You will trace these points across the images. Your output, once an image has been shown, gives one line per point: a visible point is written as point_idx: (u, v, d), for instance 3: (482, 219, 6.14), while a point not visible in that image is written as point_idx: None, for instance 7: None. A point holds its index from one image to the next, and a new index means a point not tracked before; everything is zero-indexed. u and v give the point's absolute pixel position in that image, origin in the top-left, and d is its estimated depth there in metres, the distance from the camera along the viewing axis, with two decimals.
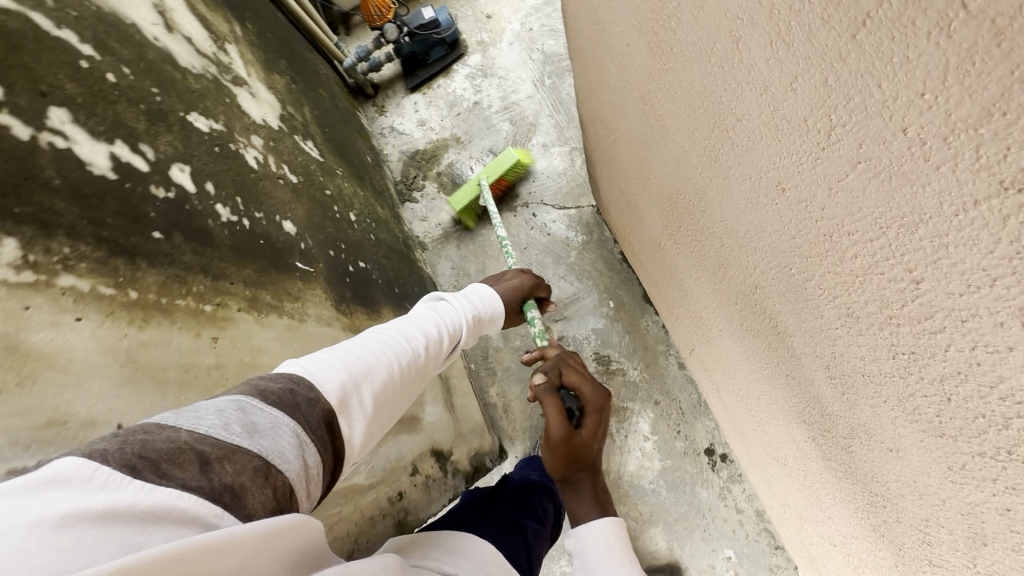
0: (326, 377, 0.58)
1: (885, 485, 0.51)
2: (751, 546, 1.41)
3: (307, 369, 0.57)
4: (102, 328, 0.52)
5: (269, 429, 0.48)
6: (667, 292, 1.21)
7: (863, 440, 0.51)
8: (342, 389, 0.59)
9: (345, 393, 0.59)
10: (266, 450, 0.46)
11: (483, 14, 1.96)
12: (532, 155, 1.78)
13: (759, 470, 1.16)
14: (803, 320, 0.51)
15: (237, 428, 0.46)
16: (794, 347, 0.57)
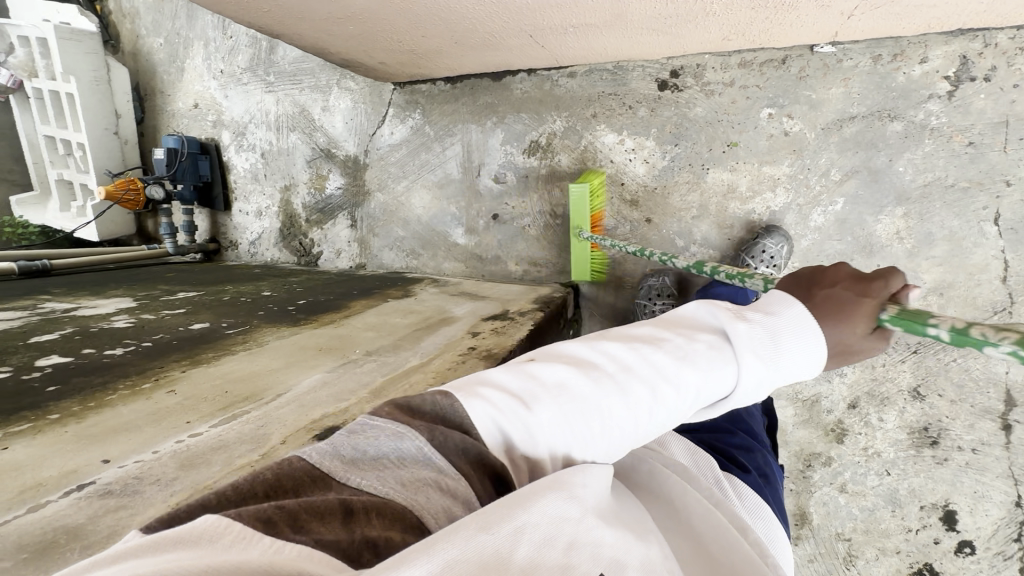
0: (535, 435, 0.50)
1: None
2: (771, 86, 1.32)
3: (517, 436, 0.50)
4: (35, 438, 0.55)
5: (413, 461, 0.45)
6: (463, 33, 1.15)
7: None
8: (540, 377, 0.54)
9: (516, 389, 0.53)
10: (424, 503, 0.42)
11: (188, 105, 1.93)
12: (327, 123, 1.75)
13: (674, 25, 1.07)
14: None
15: (394, 481, 0.43)
16: None
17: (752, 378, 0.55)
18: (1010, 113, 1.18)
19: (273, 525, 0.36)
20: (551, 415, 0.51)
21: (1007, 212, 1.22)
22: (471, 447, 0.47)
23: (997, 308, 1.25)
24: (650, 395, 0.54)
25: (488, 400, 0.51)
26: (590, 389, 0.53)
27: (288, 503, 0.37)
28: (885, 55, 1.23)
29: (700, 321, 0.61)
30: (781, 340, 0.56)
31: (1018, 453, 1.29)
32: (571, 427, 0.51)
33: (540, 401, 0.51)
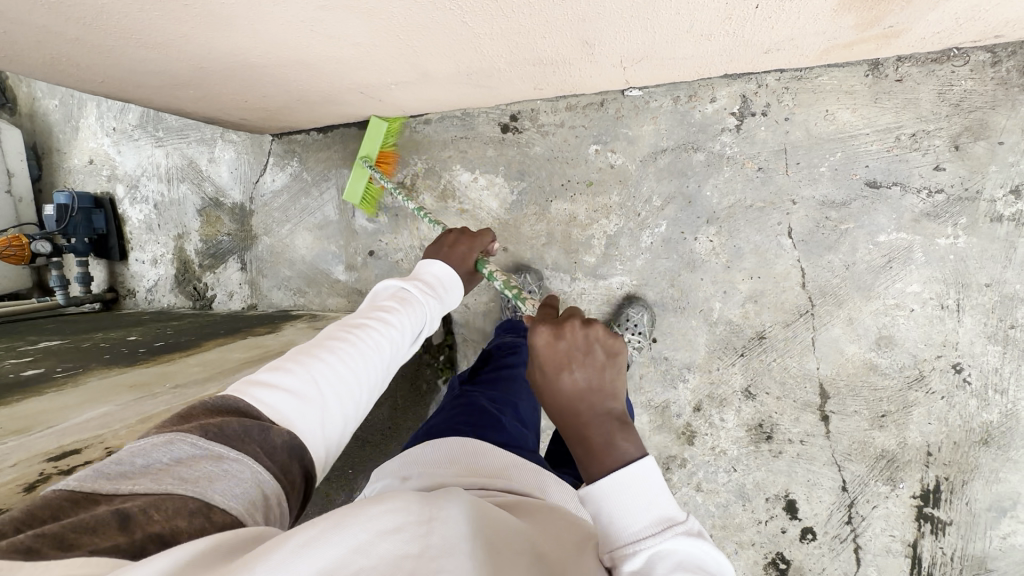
0: (319, 417, 0.65)
1: None
2: (594, 126, 1.48)
3: (302, 424, 0.63)
4: None
5: (202, 465, 0.49)
6: (301, 91, 1.27)
7: None
8: (292, 370, 0.68)
9: (294, 384, 0.66)
10: (206, 490, 0.47)
11: (83, 161, 2.01)
12: (214, 173, 1.85)
13: (479, 79, 1.22)
14: None
15: (170, 480, 0.47)
16: None
17: (451, 309, 1.01)
18: (787, 142, 1.36)
19: (39, 550, 0.37)
20: (326, 388, 0.68)
21: (797, 226, 1.38)
22: (250, 429, 0.55)
23: (801, 310, 1.41)
24: (389, 345, 0.80)
25: (269, 394, 0.63)
26: (350, 365, 0.73)
27: (49, 528, 0.39)
28: (682, 96, 1.41)
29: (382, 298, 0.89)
30: (457, 287, 1.03)
31: (837, 441, 1.43)
32: (339, 396, 0.70)
33: (298, 379, 0.67)
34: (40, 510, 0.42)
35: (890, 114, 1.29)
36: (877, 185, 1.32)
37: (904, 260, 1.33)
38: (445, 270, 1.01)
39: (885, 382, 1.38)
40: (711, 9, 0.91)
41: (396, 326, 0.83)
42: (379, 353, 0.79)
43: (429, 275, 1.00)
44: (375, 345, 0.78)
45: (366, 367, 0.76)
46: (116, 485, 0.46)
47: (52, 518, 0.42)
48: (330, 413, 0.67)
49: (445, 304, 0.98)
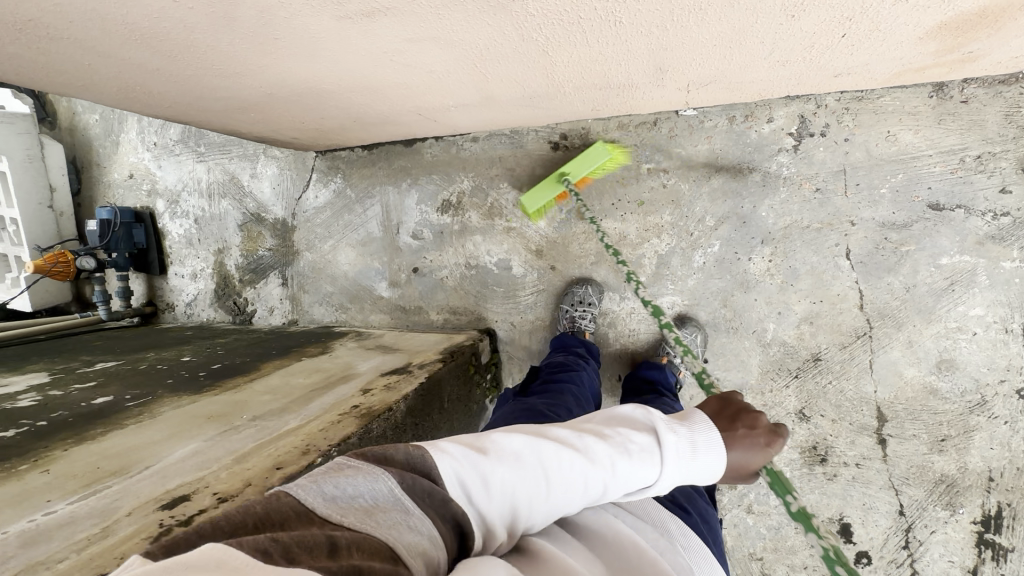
0: (491, 503, 0.58)
1: None
2: (646, 145, 1.47)
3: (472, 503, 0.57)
4: None
5: (393, 509, 0.50)
6: (360, 113, 1.26)
7: None
8: (498, 447, 0.62)
9: (481, 449, 0.61)
10: (393, 538, 0.48)
11: (124, 175, 2.01)
12: (256, 189, 1.85)
13: (540, 102, 1.22)
14: None
15: (363, 516, 0.48)
16: None
17: (673, 475, 0.67)
18: (846, 163, 1.35)
19: (271, 555, 0.39)
20: (509, 481, 0.59)
21: (855, 248, 1.37)
22: (437, 493, 0.55)
23: (859, 332, 1.39)
24: (608, 459, 0.64)
25: (455, 462, 0.58)
26: (544, 465, 0.62)
27: (282, 537, 0.41)
28: (738, 116, 1.40)
29: (639, 414, 0.72)
30: (697, 454, 0.67)
31: (895, 465, 1.41)
32: (523, 499, 0.60)
33: (494, 461, 0.60)
34: (270, 516, 0.46)
35: (955, 136, 1.27)
36: (939, 208, 1.30)
37: (967, 282, 1.31)
38: (706, 424, 0.70)
39: (945, 406, 1.36)
40: (796, 39, 0.90)
41: (613, 454, 0.65)
42: (592, 469, 0.63)
43: (699, 424, 0.70)
44: (592, 458, 0.64)
45: (569, 486, 0.62)
46: (327, 504, 0.49)
47: (280, 527, 0.45)
48: (518, 516, 0.60)
49: (669, 467, 0.66)
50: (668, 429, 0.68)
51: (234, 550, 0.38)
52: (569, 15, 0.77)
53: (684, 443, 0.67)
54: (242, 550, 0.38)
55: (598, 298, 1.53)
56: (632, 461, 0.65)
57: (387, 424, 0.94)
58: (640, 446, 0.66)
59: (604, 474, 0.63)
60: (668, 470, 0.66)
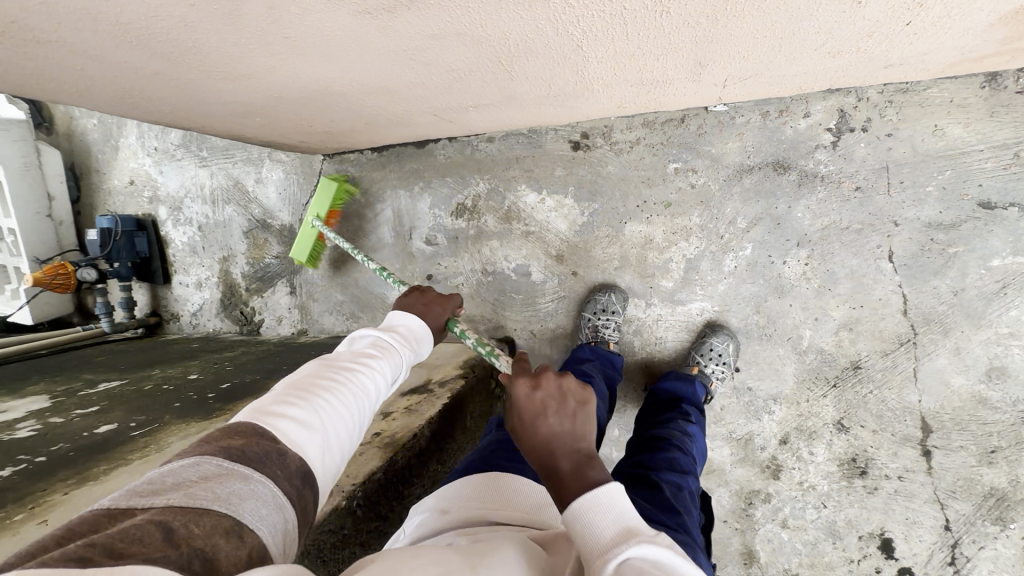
0: (334, 447, 0.60)
1: None
2: (673, 144, 1.39)
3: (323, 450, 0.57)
4: None
5: (238, 484, 0.47)
6: (371, 115, 1.19)
7: None
8: (309, 395, 0.61)
9: (302, 404, 0.60)
10: (243, 510, 0.45)
11: (125, 182, 1.95)
12: (261, 194, 1.78)
13: (566, 99, 1.14)
14: None
15: (199, 494, 0.44)
16: None
17: (422, 371, 0.83)
18: (889, 160, 1.27)
19: (92, 557, 0.34)
20: (342, 421, 0.62)
21: (899, 249, 1.29)
22: (270, 452, 0.52)
23: (902, 339, 1.32)
24: (390, 382, 0.73)
25: (290, 422, 0.56)
26: (359, 399, 0.66)
27: (97, 538, 0.36)
28: (772, 111, 1.32)
29: (364, 337, 0.80)
30: (422, 355, 0.86)
31: (940, 478, 1.34)
32: (355, 433, 0.64)
33: (315, 403, 0.61)
34: (76, 527, 0.38)
35: (1009, 129, 1.18)
36: (990, 206, 1.22)
37: (1020, 286, 1.23)
38: (417, 321, 0.88)
39: (996, 416, 1.28)
40: (857, 27, 0.82)
41: (372, 363, 0.73)
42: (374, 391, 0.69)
43: (386, 332, 0.82)
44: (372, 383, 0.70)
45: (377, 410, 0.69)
46: (144, 493, 0.42)
47: (89, 532, 0.38)
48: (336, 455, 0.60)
49: (423, 368, 0.82)
50: (401, 340, 0.82)
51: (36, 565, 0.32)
52: (614, 5, 0.69)
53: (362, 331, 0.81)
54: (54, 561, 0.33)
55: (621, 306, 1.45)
56: (407, 377, 0.76)
57: (409, 455, 0.88)
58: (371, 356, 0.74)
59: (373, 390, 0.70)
60: (424, 367, 0.82)
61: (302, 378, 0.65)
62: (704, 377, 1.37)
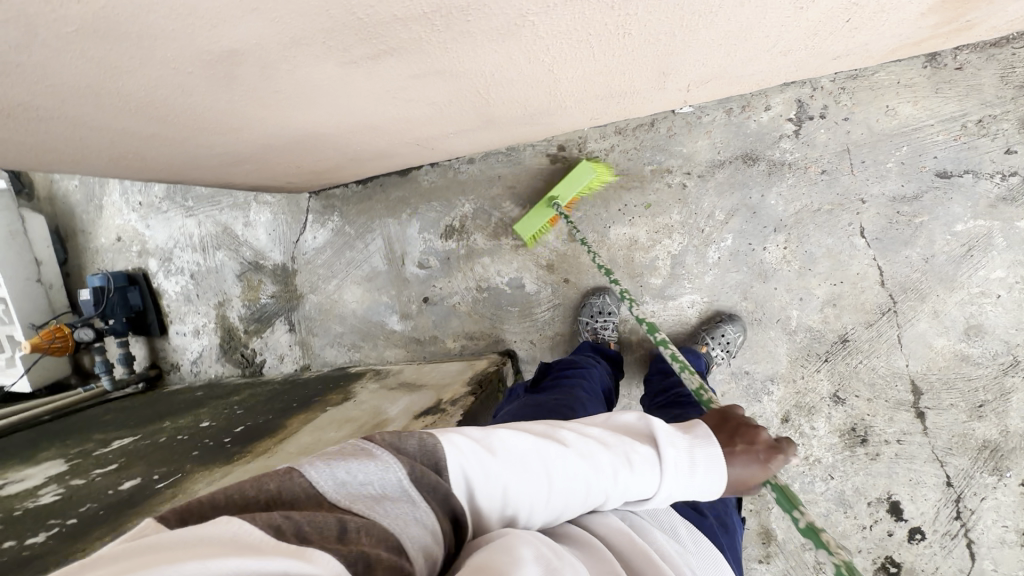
0: (489, 500, 0.55)
1: (348, 13, 0.57)
2: (646, 147, 1.46)
3: (472, 493, 0.54)
4: None
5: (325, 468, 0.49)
6: (356, 152, 1.23)
7: (293, 18, 0.56)
8: (507, 445, 0.57)
9: (488, 441, 0.57)
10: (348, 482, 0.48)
11: (112, 239, 1.96)
12: (251, 237, 1.81)
13: (541, 117, 1.19)
14: (187, 34, 0.55)
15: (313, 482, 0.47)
16: (239, 51, 0.61)
17: (672, 487, 0.62)
18: (849, 142, 1.34)
19: (284, 533, 0.39)
20: (519, 483, 0.56)
21: (869, 224, 1.36)
22: (437, 488, 0.51)
23: (883, 308, 1.39)
24: (612, 469, 0.59)
25: (463, 454, 0.54)
26: (560, 467, 0.58)
27: (294, 513, 0.41)
28: (735, 108, 1.39)
29: (637, 421, 0.66)
30: (693, 479, 0.62)
31: (936, 436, 1.40)
32: (529, 501, 0.57)
33: (510, 453, 0.57)
34: (283, 494, 0.45)
35: (953, 104, 1.27)
36: (947, 175, 1.30)
37: (984, 246, 1.31)
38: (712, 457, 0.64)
39: (979, 371, 1.35)
40: (802, 28, 0.89)
41: (600, 443, 0.61)
42: (581, 468, 0.59)
43: (699, 438, 0.65)
44: (588, 458, 0.59)
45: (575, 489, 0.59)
46: (337, 490, 0.47)
47: (291, 505, 0.44)
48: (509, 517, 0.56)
49: (666, 482, 0.61)
50: (668, 441, 0.63)
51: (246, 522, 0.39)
52: (579, 33, 0.74)
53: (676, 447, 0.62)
54: (259, 527, 0.39)
55: (616, 306, 1.50)
56: (633, 474, 0.60)
57: None
58: (614, 443, 0.62)
59: (584, 472, 0.59)
60: (666, 482, 0.61)
61: (524, 428, 0.62)
62: (710, 358, 1.40)
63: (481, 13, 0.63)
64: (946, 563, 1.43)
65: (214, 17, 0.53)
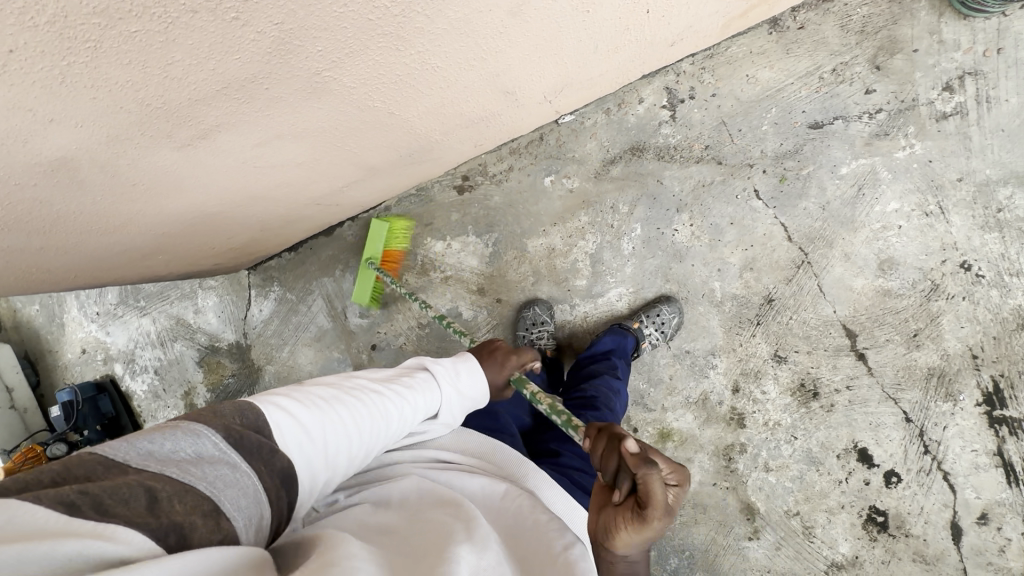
0: (314, 456, 0.67)
1: (151, 102, 0.64)
2: (542, 160, 1.53)
3: (302, 451, 0.65)
4: None
5: (204, 457, 0.55)
6: (263, 222, 1.31)
7: (102, 117, 0.63)
8: (317, 401, 0.71)
9: (296, 402, 0.69)
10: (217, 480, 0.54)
11: (77, 352, 2.03)
12: (203, 322, 1.87)
13: (423, 155, 1.27)
14: (14, 152, 0.63)
15: (183, 460, 0.53)
16: (73, 156, 0.69)
17: (450, 394, 0.88)
18: (722, 115, 1.41)
19: (79, 507, 0.43)
20: (329, 434, 0.69)
21: (762, 186, 1.41)
22: (263, 446, 0.61)
23: (798, 262, 1.42)
24: (403, 398, 0.80)
25: (276, 415, 0.65)
26: (360, 411, 0.74)
27: (91, 488, 0.45)
28: (612, 107, 1.47)
29: (413, 363, 0.90)
30: (438, 389, 0.87)
31: (883, 375, 1.40)
32: (341, 453, 0.70)
33: (313, 409, 0.70)
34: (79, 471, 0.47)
35: (805, 60, 1.35)
36: (819, 125, 1.36)
37: (873, 183, 1.35)
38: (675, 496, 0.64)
39: (903, 302, 1.37)
40: (609, 25, 0.98)
41: (401, 388, 0.82)
42: (382, 408, 0.77)
43: (460, 357, 0.94)
44: (374, 395, 0.78)
45: (369, 427, 0.75)
46: (147, 459, 0.52)
47: (85, 479, 0.47)
48: (329, 461, 0.69)
49: (444, 388, 0.88)
50: (443, 363, 0.90)
51: (33, 504, 0.41)
52: (386, 76, 0.82)
53: (459, 372, 0.90)
54: (49, 505, 0.42)
55: (549, 316, 1.56)
56: (419, 394, 0.83)
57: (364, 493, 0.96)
58: (361, 386, 0.79)
59: (377, 403, 0.77)
60: (444, 388, 0.88)
61: (314, 390, 0.74)
62: (641, 335, 1.44)
63: (276, 78, 0.70)
64: (929, 501, 1.40)
65: (19, 134, 0.60)
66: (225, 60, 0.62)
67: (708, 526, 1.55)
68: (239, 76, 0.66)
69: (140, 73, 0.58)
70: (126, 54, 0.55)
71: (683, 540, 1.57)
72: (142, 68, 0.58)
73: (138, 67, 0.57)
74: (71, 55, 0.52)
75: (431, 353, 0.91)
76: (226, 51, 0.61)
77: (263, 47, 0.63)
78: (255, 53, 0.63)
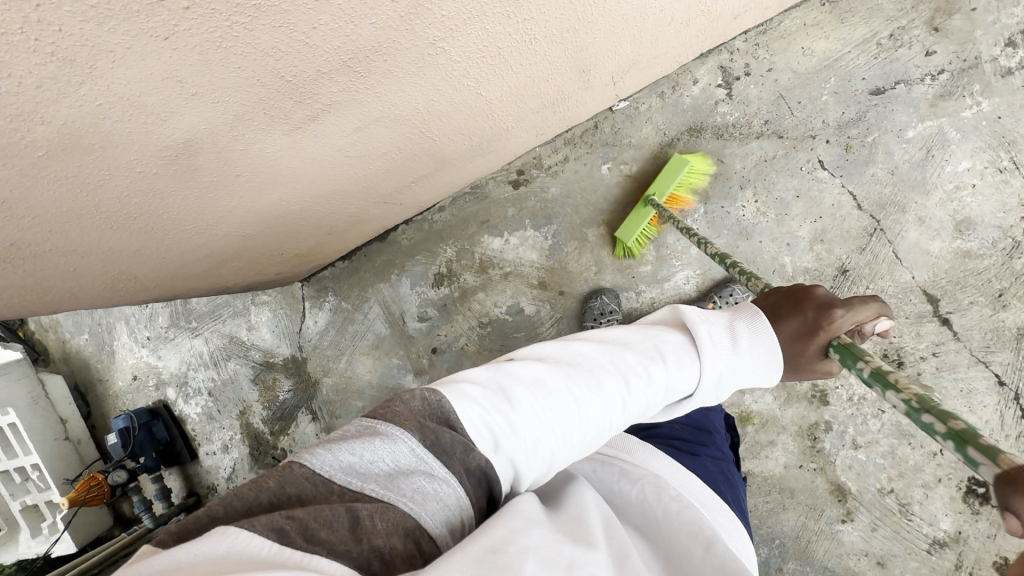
0: (520, 451, 0.57)
1: (285, 73, 0.64)
2: (598, 148, 1.53)
3: (501, 451, 0.55)
4: None
5: (398, 471, 0.49)
6: (333, 224, 1.31)
7: (238, 91, 0.63)
8: (517, 387, 0.59)
9: (494, 384, 0.59)
10: (412, 498, 0.49)
11: (128, 379, 2.01)
12: (257, 339, 1.86)
13: (491, 145, 1.27)
14: (152, 129, 0.62)
15: (383, 474, 0.49)
16: (200, 138, 0.69)
17: (716, 370, 0.64)
18: (780, 89, 1.41)
19: (288, 535, 0.42)
20: (540, 424, 0.58)
21: (826, 156, 1.40)
22: (458, 444, 0.53)
23: (870, 230, 1.40)
24: (590, 371, 0.62)
25: (469, 408, 0.55)
26: (576, 394, 0.60)
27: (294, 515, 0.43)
28: (666, 90, 1.48)
29: (671, 315, 0.70)
30: (670, 364, 0.64)
31: (969, 338, 1.37)
32: (551, 444, 0.58)
33: (510, 397, 0.58)
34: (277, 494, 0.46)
35: (860, 28, 1.35)
36: (881, 91, 1.36)
37: (941, 144, 1.34)
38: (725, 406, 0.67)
39: (985, 263, 1.35)
40: None
41: (634, 358, 0.64)
42: (605, 391, 0.61)
43: (740, 314, 0.67)
44: (583, 372, 0.62)
45: (578, 417, 0.60)
46: (349, 474, 0.48)
47: (299, 501, 0.46)
48: (547, 456, 0.59)
49: (711, 360, 0.64)
50: (699, 321, 0.66)
51: (249, 534, 0.41)
52: (489, 49, 0.82)
53: (741, 336, 0.64)
54: (260, 531, 0.41)
55: (616, 305, 1.53)
56: (660, 366, 0.64)
57: None
58: (597, 358, 0.64)
59: (585, 388, 0.61)
60: (705, 361, 0.64)
61: (512, 369, 0.61)
62: None
63: (397, 48, 0.70)
64: None
65: (161, 110, 0.60)
66: (362, 23, 0.62)
67: (798, 510, 1.50)
68: (367, 45, 0.66)
69: (286, 36, 0.57)
70: (282, 13, 0.54)
71: (772, 528, 1.51)
72: (289, 30, 0.57)
73: (286, 29, 0.57)
74: (236, 12, 0.51)
75: (691, 309, 0.68)
76: (366, 13, 0.60)
77: (397, 11, 0.63)
78: (387, 17, 0.63)
